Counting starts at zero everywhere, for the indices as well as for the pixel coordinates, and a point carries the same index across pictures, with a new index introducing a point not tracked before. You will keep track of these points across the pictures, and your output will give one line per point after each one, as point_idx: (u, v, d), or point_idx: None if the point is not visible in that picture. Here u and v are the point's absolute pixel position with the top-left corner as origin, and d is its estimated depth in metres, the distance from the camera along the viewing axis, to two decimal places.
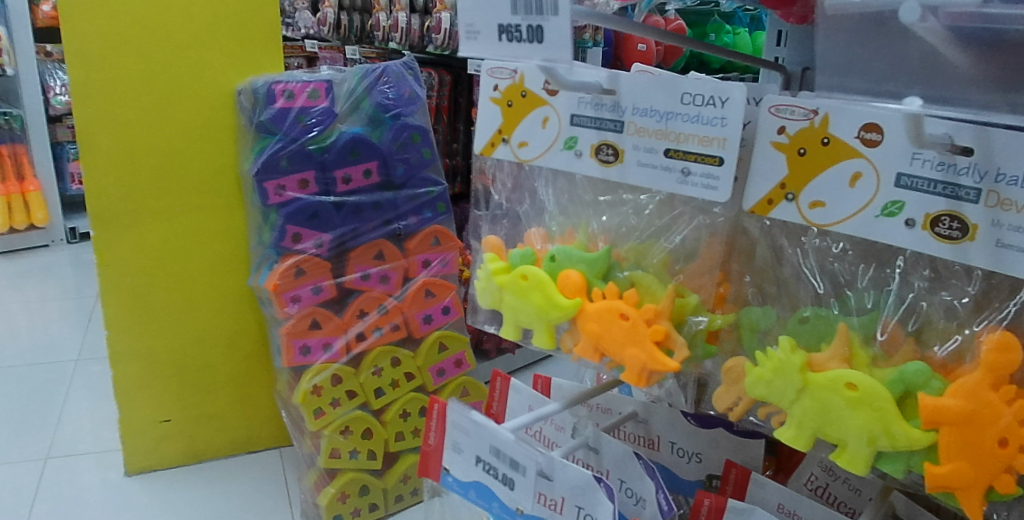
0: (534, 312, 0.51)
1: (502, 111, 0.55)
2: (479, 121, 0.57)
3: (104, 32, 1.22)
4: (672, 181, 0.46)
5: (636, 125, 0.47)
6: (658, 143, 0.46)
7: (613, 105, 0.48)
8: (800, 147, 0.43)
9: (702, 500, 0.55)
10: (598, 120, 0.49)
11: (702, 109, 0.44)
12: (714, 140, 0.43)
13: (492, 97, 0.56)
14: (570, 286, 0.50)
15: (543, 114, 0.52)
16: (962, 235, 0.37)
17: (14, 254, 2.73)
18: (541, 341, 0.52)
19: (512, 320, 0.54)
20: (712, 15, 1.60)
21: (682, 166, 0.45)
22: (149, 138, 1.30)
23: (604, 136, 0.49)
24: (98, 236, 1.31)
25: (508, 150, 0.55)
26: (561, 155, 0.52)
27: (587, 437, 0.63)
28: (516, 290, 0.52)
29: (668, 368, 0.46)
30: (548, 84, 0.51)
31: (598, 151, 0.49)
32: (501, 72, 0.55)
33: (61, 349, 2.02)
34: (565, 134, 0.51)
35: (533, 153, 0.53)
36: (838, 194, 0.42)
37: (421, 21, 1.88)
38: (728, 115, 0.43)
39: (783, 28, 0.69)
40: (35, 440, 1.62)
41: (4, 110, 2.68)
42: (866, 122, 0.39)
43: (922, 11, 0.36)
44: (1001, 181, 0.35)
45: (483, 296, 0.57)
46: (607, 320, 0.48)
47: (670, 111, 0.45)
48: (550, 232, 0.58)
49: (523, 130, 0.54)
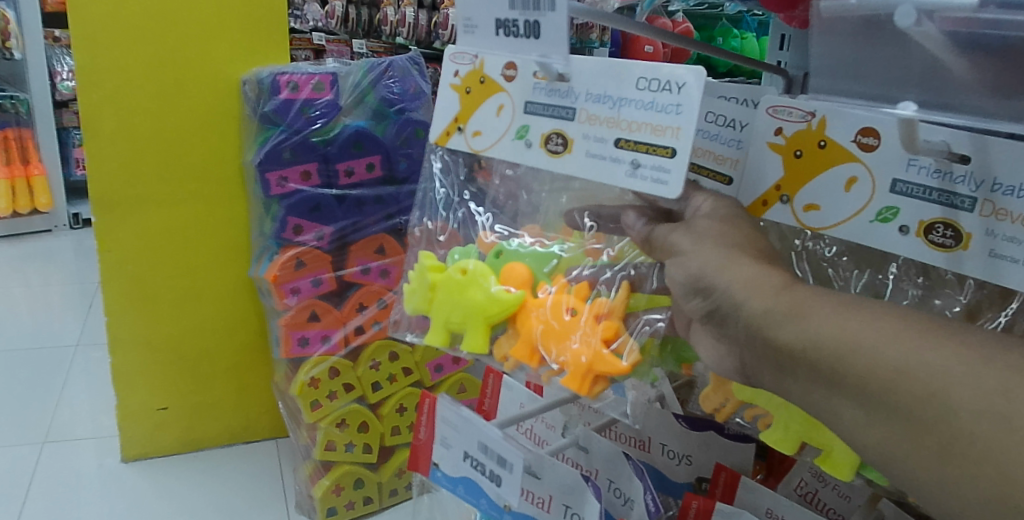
0: (470, 307, 0.51)
1: (460, 98, 0.55)
2: (437, 108, 0.57)
3: (107, 18, 1.22)
4: (621, 173, 0.44)
5: (588, 112, 0.46)
6: (609, 131, 0.45)
7: (568, 92, 0.48)
8: (796, 148, 0.47)
9: (690, 502, 0.55)
10: (551, 108, 0.48)
11: (657, 94, 0.42)
12: (665, 128, 0.42)
13: (451, 82, 0.56)
14: (517, 277, 0.51)
15: (499, 102, 0.52)
16: (956, 242, 0.40)
17: (17, 238, 2.75)
18: (478, 343, 0.51)
19: (441, 319, 0.53)
20: (721, 19, 1.61)
21: (632, 157, 0.44)
22: (152, 125, 1.30)
23: (558, 125, 0.48)
24: (100, 222, 1.32)
25: (462, 139, 0.56)
26: (511, 145, 0.51)
27: (578, 436, 0.63)
28: (452, 282, 0.53)
29: (614, 369, 0.45)
30: (506, 70, 0.52)
31: (548, 140, 0.49)
32: (463, 57, 0.55)
33: (63, 334, 2.03)
34: (517, 123, 0.51)
35: (485, 142, 0.53)
36: (833, 197, 0.45)
37: (428, 16, 1.95)
38: (684, 101, 0.41)
39: (785, 32, 0.68)
40: (34, 423, 1.62)
41: (11, 94, 2.71)
42: (863, 127, 0.43)
43: (918, 16, 0.36)
44: (998, 191, 0.39)
45: (410, 302, 0.57)
46: (552, 314, 0.48)
47: (623, 97, 0.44)
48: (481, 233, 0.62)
49: (478, 119, 0.54)
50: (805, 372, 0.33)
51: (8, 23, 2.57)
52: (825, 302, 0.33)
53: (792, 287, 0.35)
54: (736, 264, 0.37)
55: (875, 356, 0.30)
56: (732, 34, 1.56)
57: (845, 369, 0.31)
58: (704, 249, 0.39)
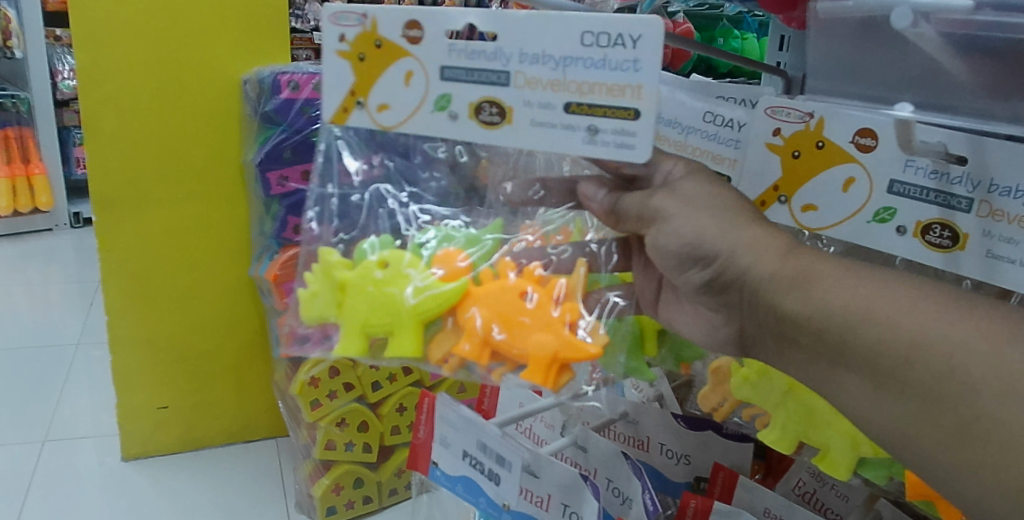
0: (398, 301, 0.48)
1: (353, 67, 0.47)
2: (326, 80, 0.48)
3: (108, 18, 1.22)
4: (578, 142, 0.42)
5: (525, 75, 0.42)
6: (557, 95, 0.41)
7: (495, 53, 0.43)
8: (795, 149, 0.51)
9: (688, 502, 0.55)
10: (474, 72, 0.44)
11: (608, 49, 0.39)
12: (624, 87, 0.39)
13: (338, 49, 0.47)
14: (450, 267, 0.50)
15: (405, 69, 0.46)
16: (954, 242, 0.45)
17: (17, 237, 2.75)
18: (410, 344, 0.48)
19: (356, 325, 0.49)
20: (721, 20, 1.61)
21: (588, 123, 0.41)
22: (155, 125, 1.30)
23: (490, 91, 0.44)
24: (100, 221, 1.33)
25: (364, 115, 0.48)
26: (430, 118, 0.45)
27: (576, 436, 0.63)
28: (367, 281, 0.50)
29: (585, 356, 0.44)
30: (407, 29, 0.45)
31: (479, 111, 0.44)
32: (348, 16, 0.46)
33: (62, 333, 2.03)
34: (434, 92, 0.45)
35: (398, 117, 0.47)
36: (832, 198, 0.50)
37: None
38: (642, 56, 0.38)
39: (784, 33, 0.68)
40: (35, 421, 1.63)
41: (12, 93, 2.71)
42: (861, 128, 0.47)
43: (913, 17, 0.39)
44: (995, 192, 0.43)
45: (317, 312, 0.52)
46: (499, 302, 0.47)
47: (568, 55, 0.40)
48: (397, 225, 0.60)
49: (382, 90, 0.47)
50: (808, 335, 0.38)
51: (9, 22, 2.56)
52: (830, 266, 0.38)
53: (795, 250, 0.40)
54: (737, 229, 0.41)
55: (885, 324, 0.35)
56: (732, 35, 1.56)
57: (856, 338, 0.35)
58: (695, 211, 0.42)
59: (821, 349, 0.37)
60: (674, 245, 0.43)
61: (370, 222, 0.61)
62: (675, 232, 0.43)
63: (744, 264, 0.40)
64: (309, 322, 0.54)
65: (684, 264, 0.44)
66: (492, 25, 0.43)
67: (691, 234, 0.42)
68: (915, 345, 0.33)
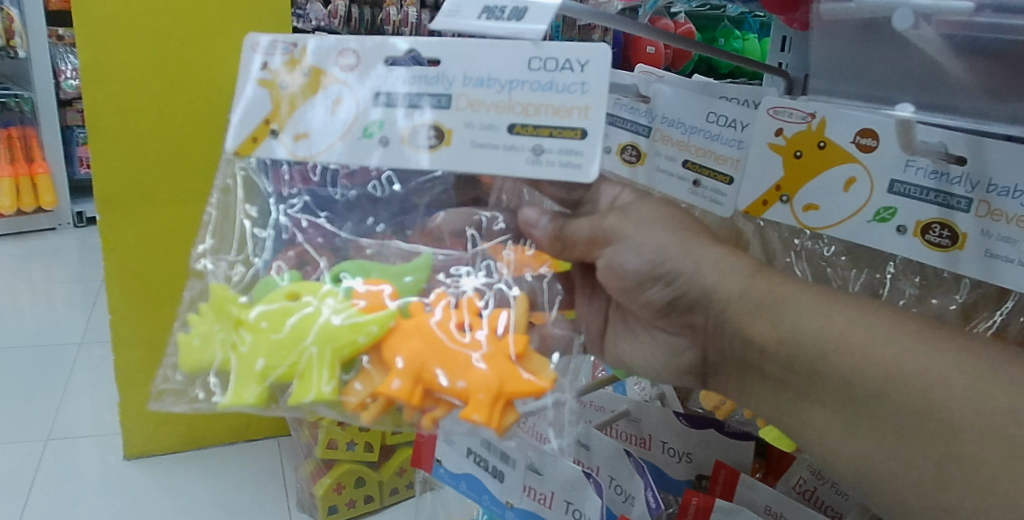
0: (315, 341, 0.47)
1: (271, 95, 0.50)
2: (240, 106, 0.51)
3: (111, 16, 1.22)
4: (522, 161, 0.46)
5: (468, 97, 0.47)
6: (502, 116, 0.46)
7: (438, 77, 0.48)
8: (796, 149, 0.53)
9: (690, 499, 0.56)
10: (412, 97, 0.48)
11: (558, 74, 0.46)
12: (573, 109, 0.45)
13: (258, 77, 0.51)
14: (374, 298, 0.49)
15: (334, 96, 0.50)
16: (953, 243, 0.46)
17: (21, 236, 2.76)
18: (325, 384, 0.46)
19: (254, 369, 0.47)
20: (722, 21, 1.62)
21: (535, 143, 0.46)
22: (155, 125, 1.31)
23: (433, 114, 0.48)
24: (104, 220, 1.34)
25: (277, 144, 0.51)
26: (360, 143, 0.49)
27: (578, 434, 0.63)
28: (269, 321, 0.48)
29: (533, 392, 0.46)
30: (338, 61, 0.50)
31: (412, 134, 0.48)
32: (275, 46, 0.51)
33: (65, 332, 2.04)
34: (365, 120, 0.49)
35: (315, 145, 0.50)
36: (832, 197, 0.52)
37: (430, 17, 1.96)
38: (590, 79, 0.45)
39: (786, 33, 0.69)
40: (38, 419, 1.63)
41: (16, 92, 2.72)
42: (862, 129, 0.49)
43: (913, 19, 0.42)
44: (994, 192, 0.45)
45: (200, 358, 0.49)
46: (432, 338, 0.47)
47: (513, 80, 0.46)
48: (299, 261, 0.55)
49: (300, 119, 0.50)
50: (776, 359, 0.47)
51: (13, 21, 2.57)
52: (806, 298, 0.47)
53: (755, 274, 0.50)
54: (702, 256, 0.51)
55: (859, 351, 0.43)
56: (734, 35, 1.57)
57: (831, 364, 0.44)
58: (660, 235, 0.53)
59: (797, 368, 0.46)
60: (642, 264, 0.53)
61: (276, 259, 0.55)
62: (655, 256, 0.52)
63: (715, 287, 0.50)
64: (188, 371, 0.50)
65: (651, 281, 0.53)
66: (433, 52, 0.48)
67: (664, 257, 0.52)
68: (891, 378, 0.41)
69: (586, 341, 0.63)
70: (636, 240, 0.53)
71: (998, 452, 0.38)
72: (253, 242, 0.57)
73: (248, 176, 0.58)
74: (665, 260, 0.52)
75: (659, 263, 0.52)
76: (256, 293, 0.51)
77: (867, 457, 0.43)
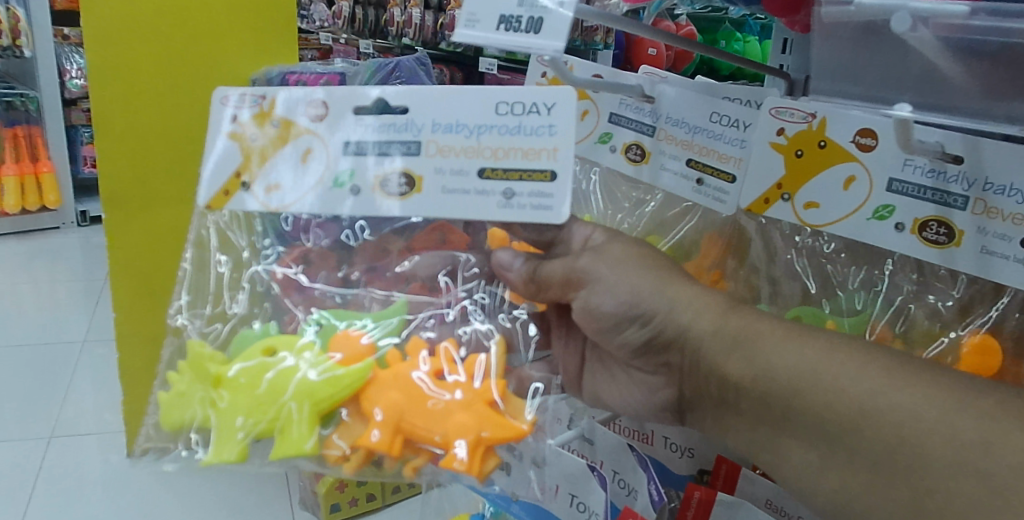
0: (293, 394, 0.49)
1: (242, 148, 0.53)
2: (211, 157, 0.54)
3: (118, 17, 1.23)
4: (493, 205, 0.49)
5: (438, 143, 0.50)
6: (473, 161, 0.49)
7: (407, 125, 0.50)
8: (797, 148, 0.56)
9: (692, 493, 0.57)
10: (381, 147, 0.51)
11: (525, 117, 0.49)
12: (541, 151, 0.48)
13: (228, 130, 0.53)
14: (351, 350, 0.51)
15: (305, 147, 0.52)
16: (949, 239, 0.48)
17: (25, 235, 2.77)
18: (306, 440, 0.48)
19: (234, 424, 0.49)
20: (724, 23, 1.63)
21: (505, 187, 0.48)
22: (159, 125, 1.31)
23: (407, 163, 0.50)
24: (109, 220, 1.35)
25: (248, 195, 0.53)
26: (331, 193, 0.52)
27: (582, 428, 0.65)
28: (248, 377, 0.50)
29: (512, 437, 0.48)
30: (308, 112, 0.53)
31: (384, 184, 0.51)
32: (243, 100, 0.54)
33: (69, 330, 2.05)
34: (336, 171, 0.52)
35: (287, 196, 0.52)
36: (833, 195, 0.54)
37: (434, 18, 1.90)
38: (556, 122, 0.48)
39: (787, 36, 0.70)
40: (42, 417, 1.64)
41: (21, 91, 2.72)
42: (861, 129, 0.52)
43: (912, 21, 0.39)
44: (989, 190, 0.46)
45: (182, 417, 0.51)
46: (409, 388, 0.49)
47: (481, 126, 0.49)
48: (275, 309, 0.59)
49: (271, 172, 0.53)
50: (749, 401, 0.47)
51: (19, 21, 2.58)
52: (775, 333, 0.47)
53: (732, 310, 0.49)
54: (677, 295, 0.50)
55: (832, 388, 0.43)
56: (736, 38, 1.58)
57: (801, 402, 0.44)
58: (633, 274, 0.51)
59: (773, 404, 0.45)
60: (613, 308, 0.51)
61: (252, 311, 0.59)
62: (627, 303, 0.50)
63: (694, 334, 0.49)
64: (171, 429, 0.52)
65: (620, 326, 0.51)
66: (402, 101, 0.51)
67: (638, 301, 0.50)
68: (863, 413, 0.42)
69: (563, 383, 0.61)
70: (613, 281, 0.51)
71: (982, 449, 0.38)
72: (229, 293, 0.60)
73: (222, 228, 0.61)
74: (642, 304, 0.50)
75: (632, 307, 0.50)
76: (235, 348, 0.54)
77: (857, 480, 0.42)
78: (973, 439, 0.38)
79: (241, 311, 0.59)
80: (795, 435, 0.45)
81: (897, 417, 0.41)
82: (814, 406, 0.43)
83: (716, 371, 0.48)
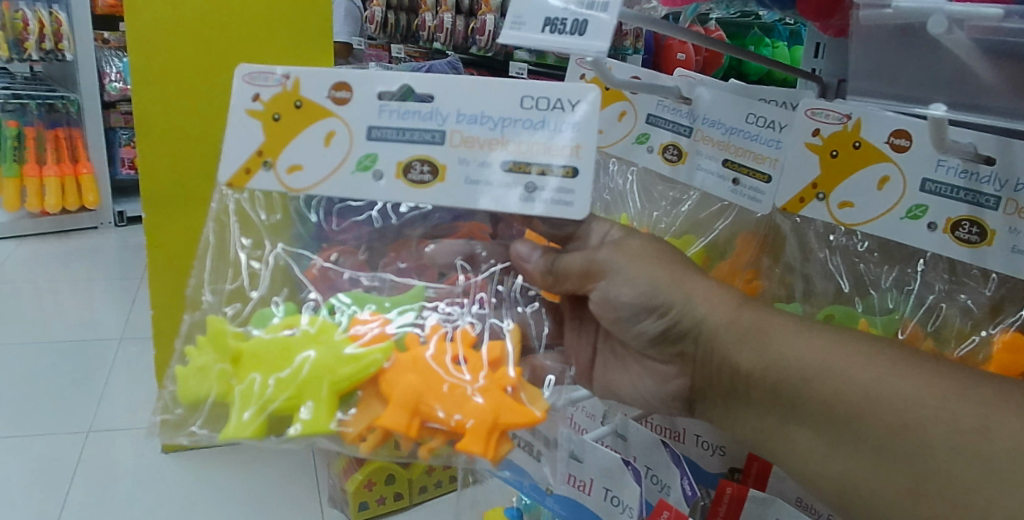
0: (313, 372, 0.50)
1: (265, 126, 0.54)
2: (232, 135, 0.54)
3: (160, 22, 1.27)
4: (515, 198, 0.51)
5: (463, 134, 0.52)
6: (495, 154, 0.51)
7: (432, 114, 0.52)
8: (833, 149, 0.57)
9: (724, 489, 0.58)
10: (401, 133, 0.52)
11: (550, 112, 0.51)
12: (564, 148, 0.50)
13: (250, 108, 0.54)
14: (372, 333, 0.53)
15: (327, 130, 0.53)
16: (981, 239, 0.50)
17: (64, 234, 2.85)
18: (325, 419, 0.49)
19: (251, 402, 0.50)
20: (752, 28, 1.64)
21: (527, 181, 0.51)
22: (199, 124, 1.35)
23: (427, 151, 0.52)
24: (149, 219, 1.40)
25: (270, 174, 0.54)
26: (353, 176, 0.53)
27: (616, 424, 0.67)
28: (272, 355, 0.52)
29: (523, 422, 0.49)
30: (332, 94, 0.53)
31: (407, 170, 0.52)
32: (266, 79, 0.54)
33: (106, 327, 2.11)
34: (358, 155, 0.53)
35: (308, 178, 0.54)
36: (867, 197, 0.55)
37: (465, 23, 2.01)
38: (579, 119, 0.50)
39: (820, 40, 0.72)
40: (80, 412, 1.69)
41: (63, 94, 2.80)
42: (896, 130, 0.53)
43: (948, 24, 0.41)
44: (1019, 190, 0.48)
45: (198, 392, 0.53)
46: (427, 371, 0.50)
47: (504, 119, 0.51)
48: (296, 291, 0.59)
49: (294, 152, 0.54)
50: (761, 388, 0.48)
51: (62, 26, 2.67)
52: (789, 324, 0.48)
53: (748, 303, 0.50)
54: (696, 287, 0.51)
55: (843, 377, 0.44)
56: (763, 44, 1.59)
57: (810, 389, 0.45)
58: (651, 266, 0.52)
59: (783, 391, 0.46)
60: (630, 300, 0.52)
61: (272, 291, 0.59)
62: (646, 292, 0.51)
63: (709, 326, 0.50)
64: (188, 402, 0.54)
65: (638, 316, 0.52)
66: (427, 90, 0.52)
67: (655, 295, 0.51)
68: (869, 398, 0.43)
69: (576, 374, 0.63)
70: (636, 275, 0.52)
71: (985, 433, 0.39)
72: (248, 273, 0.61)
73: (241, 205, 0.62)
74: (661, 296, 0.51)
75: (649, 299, 0.51)
76: (255, 324, 0.55)
77: (866, 462, 0.43)
78: (971, 424, 0.40)
79: (261, 293, 0.59)
80: (803, 416, 0.46)
81: (900, 402, 0.42)
82: (823, 391, 0.45)
83: (727, 357, 0.49)
